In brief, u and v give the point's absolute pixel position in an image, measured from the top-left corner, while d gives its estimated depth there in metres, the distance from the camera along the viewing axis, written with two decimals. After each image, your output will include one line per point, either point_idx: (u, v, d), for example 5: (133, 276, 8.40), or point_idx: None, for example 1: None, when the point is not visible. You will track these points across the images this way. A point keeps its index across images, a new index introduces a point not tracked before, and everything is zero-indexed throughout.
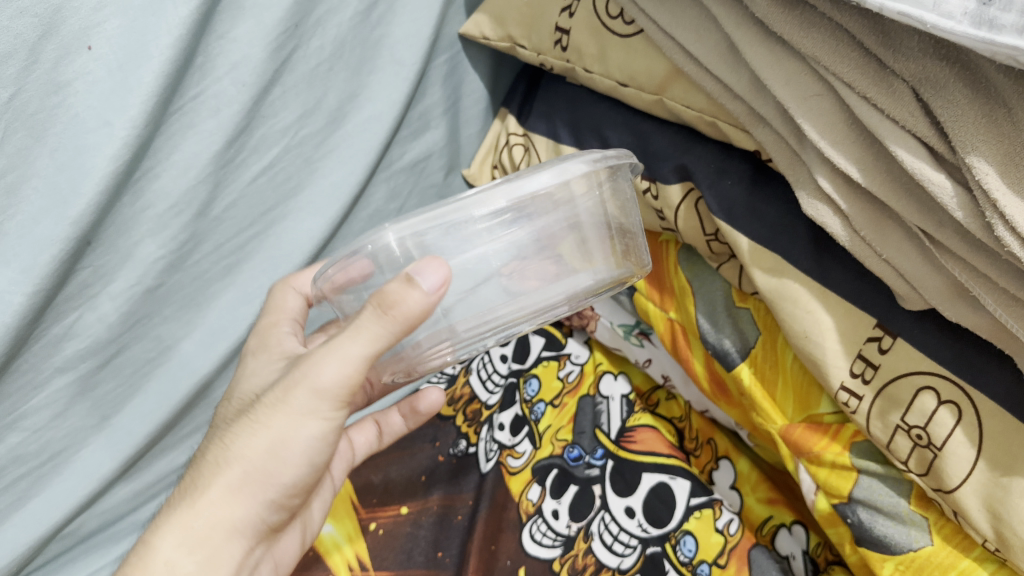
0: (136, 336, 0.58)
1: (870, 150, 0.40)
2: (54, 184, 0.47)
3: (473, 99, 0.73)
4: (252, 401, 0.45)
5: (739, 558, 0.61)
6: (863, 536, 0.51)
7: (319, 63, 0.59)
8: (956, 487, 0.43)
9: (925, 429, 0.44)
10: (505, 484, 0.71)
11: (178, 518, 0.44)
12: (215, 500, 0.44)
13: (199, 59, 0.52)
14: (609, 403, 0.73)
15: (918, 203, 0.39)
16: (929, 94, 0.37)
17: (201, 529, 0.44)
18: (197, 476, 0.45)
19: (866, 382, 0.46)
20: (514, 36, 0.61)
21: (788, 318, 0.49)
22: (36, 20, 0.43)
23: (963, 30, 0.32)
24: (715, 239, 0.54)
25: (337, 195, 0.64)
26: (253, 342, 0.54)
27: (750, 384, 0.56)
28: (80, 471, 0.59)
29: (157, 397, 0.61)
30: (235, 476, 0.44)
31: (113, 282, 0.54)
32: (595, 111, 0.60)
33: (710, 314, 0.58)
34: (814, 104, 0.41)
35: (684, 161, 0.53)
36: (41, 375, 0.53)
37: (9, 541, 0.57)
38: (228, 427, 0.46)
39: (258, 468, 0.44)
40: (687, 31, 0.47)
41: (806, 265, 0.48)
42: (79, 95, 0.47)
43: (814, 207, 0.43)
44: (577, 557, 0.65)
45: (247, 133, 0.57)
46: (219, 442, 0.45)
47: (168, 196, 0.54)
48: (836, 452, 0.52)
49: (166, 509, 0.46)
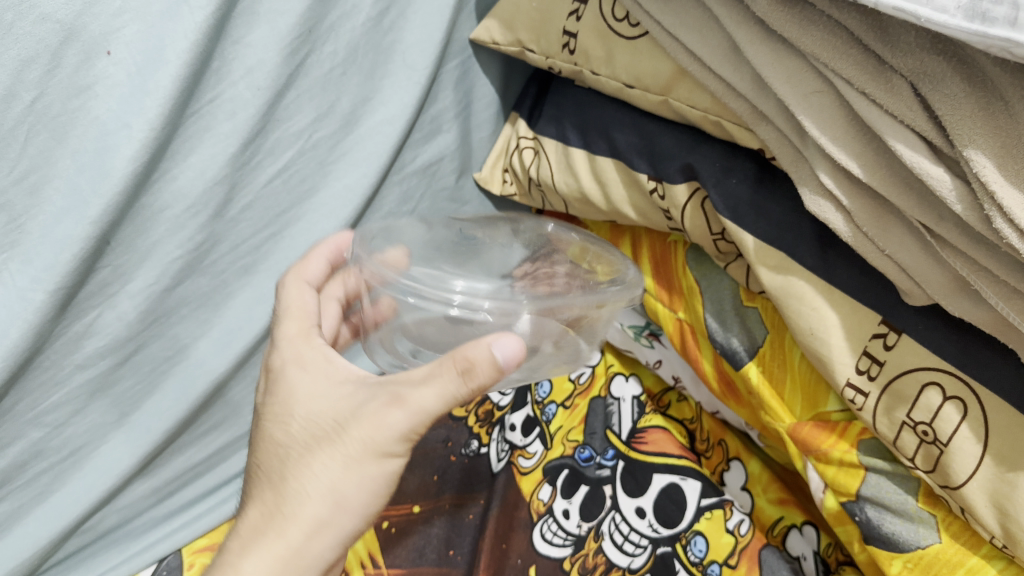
0: (154, 336, 0.59)
1: (871, 145, 0.40)
2: (75, 185, 0.49)
3: (484, 104, 0.74)
4: (329, 428, 0.46)
5: (750, 558, 0.61)
6: (871, 534, 0.51)
7: (333, 67, 0.60)
8: (963, 483, 0.43)
9: (931, 425, 0.44)
10: (516, 484, 0.71)
11: (269, 546, 0.44)
12: (305, 528, 0.45)
13: (215, 63, 0.53)
14: (620, 404, 0.74)
15: (919, 198, 0.39)
16: (927, 89, 0.37)
17: (296, 558, 0.44)
18: (279, 502, 0.45)
19: (871, 379, 0.47)
20: (523, 40, 0.62)
21: (794, 315, 0.49)
22: (58, 26, 0.44)
23: (957, 24, 0.33)
24: (722, 238, 0.55)
25: (350, 197, 0.65)
26: (289, 356, 0.50)
27: (758, 383, 0.56)
28: (99, 467, 0.61)
29: (174, 395, 0.63)
30: (325, 506, 0.45)
31: (131, 282, 0.55)
32: (603, 113, 0.61)
33: (719, 314, 0.59)
34: (815, 101, 0.41)
35: (690, 160, 0.54)
36: (62, 371, 0.55)
37: (30, 534, 0.59)
38: (306, 452, 0.46)
39: (346, 498, 0.45)
40: (691, 32, 0.48)
41: (811, 262, 0.48)
42: (99, 99, 0.48)
43: (817, 203, 0.43)
44: (587, 557, 0.65)
45: (263, 136, 0.58)
46: (301, 468, 0.45)
47: (185, 197, 0.55)
48: (843, 449, 0.52)
49: (247, 530, 0.46)
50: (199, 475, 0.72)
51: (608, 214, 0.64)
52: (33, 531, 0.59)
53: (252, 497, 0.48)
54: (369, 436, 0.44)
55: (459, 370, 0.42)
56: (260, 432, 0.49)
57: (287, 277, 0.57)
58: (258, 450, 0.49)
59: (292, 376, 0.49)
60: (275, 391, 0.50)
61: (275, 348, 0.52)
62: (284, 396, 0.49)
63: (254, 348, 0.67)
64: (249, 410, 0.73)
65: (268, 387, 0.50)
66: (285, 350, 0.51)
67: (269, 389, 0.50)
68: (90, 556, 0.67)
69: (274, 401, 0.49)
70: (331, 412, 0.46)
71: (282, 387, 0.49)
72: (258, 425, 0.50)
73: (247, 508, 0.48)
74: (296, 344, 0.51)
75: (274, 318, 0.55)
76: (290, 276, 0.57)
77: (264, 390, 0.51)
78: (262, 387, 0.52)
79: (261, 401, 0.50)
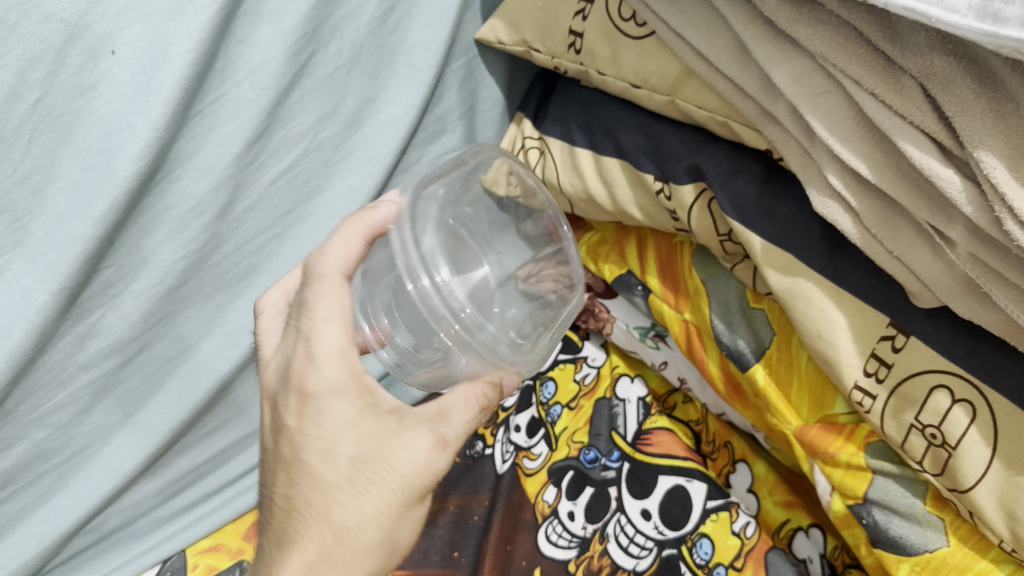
0: (157, 336, 0.59)
1: (879, 146, 0.40)
2: (79, 184, 0.49)
3: (490, 103, 0.74)
4: (387, 469, 0.41)
5: (756, 560, 0.62)
6: (878, 537, 0.50)
7: (338, 67, 0.60)
8: (971, 486, 0.43)
9: (939, 428, 0.44)
10: (521, 485, 0.71)
11: None
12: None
13: (219, 63, 0.53)
14: (625, 406, 0.73)
15: (927, 199, 0.39)
16: (936, 89, 0.37)
17: None
18: (338, 549, 0.40)
19: (879, 381, 0.46)
20: (529, 39, 0.62)
21: (801, 317, 0.49)
22: (62, 25, 0.44)
23: (968, 24, 0.32)
24: (728, 240, 0.55)
25: (355, 197, 0.65)
26: (331, 381, 0.42)
27: (764, 385, 0.56)
28: (102, 468, 0.61)
29: (178, 395, 0.62)
30: (381, 551, 0.41)
31: (135, 282, 0.55)
32: (609, 113, 0.60)
33: (725, 315, 0.58)
34: (823, 101, 0.41)
35: (696, 161, 0.53)
36: (66, 372, 0.55)
37: (34, 534, 0.59)
38: (363, 493, 0.40)
39: (396, 543, 0.42)
40: (698, 32, 0.47)
41: (819, 264, 0.48)
42: (103, 99, 0.48)
43: (825, 204, 0.43)
44: (592, 558, 0.65)
45: (267, 136, 0.58)
46: (360, 513, 0.40)
47: (189, 197, 0.55)
48: (851, 453, 0.51)
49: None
50: (203, 475, 0.72)
51: (614, 215, 0.63)
52: (37, 531, 0.59)
53: (290, 545, 0.41)
54: (421, 480, 0.41)
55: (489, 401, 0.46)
56: (294, 465, 0.42)
57: (319, 266, 0.45)
58: (292, 485, 0.43)
59: (337, 404, 0.42)
60: (317, 422, 0.42)
61: (311, 368, 0.42)
62: (328, 430, 0.42)
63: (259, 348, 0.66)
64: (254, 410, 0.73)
65: (305, 412, 0.42)
66: (328, 371, 0.42)
67: (308, 416, 0.42)
68: (94, 556, 0.67)
69: (313, 433, 0.42)
70: (389, 451, 0.41)
71: (326, 419, 0.42)
72: (291, 459, 0.43)
73: (279, 556, 0.41)
74: (338, 363, 0.42)
75: (298, 312, 0.45)
76: (332, 270, 0.45)
77: (293, 414, 0.43)
78: (291, 407, 0.43)
79: (296, 428, 0.43)
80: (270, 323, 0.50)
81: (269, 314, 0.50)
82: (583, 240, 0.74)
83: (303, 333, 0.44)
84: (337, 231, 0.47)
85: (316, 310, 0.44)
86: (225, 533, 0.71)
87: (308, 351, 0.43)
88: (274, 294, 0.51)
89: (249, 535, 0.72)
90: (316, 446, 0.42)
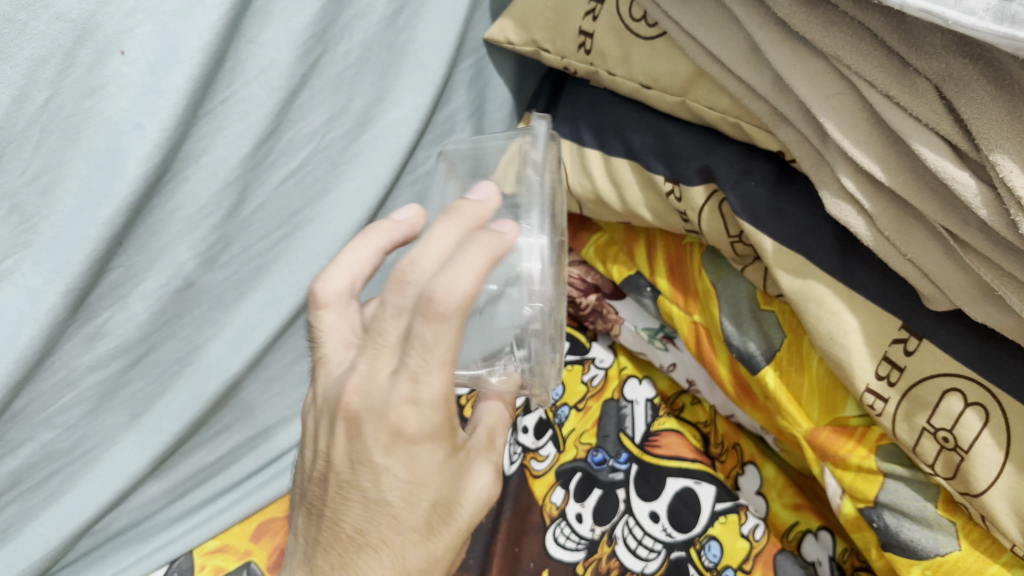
0: (165, 337, 0.59)
1: (893, 148, 0.40)
2: (88, 185, 0.48)
3: (498, 103, 0.74)
4: (456, 510, 0.42)
5: (765, 563, 0.61)
6: (889, 540, 0.50)
7: (346, 67, 0.60)
8: (984, 490, 0.42)
9: (951, 432, 0.44)
10: (529, 487, 0.70)
11: None
12: None
13: (228, 63, 0.53)
14: (633, 407, 0.73)
15: (941, 202, 0.38)
16: (952, 92, 0.36)
17: None
18: None
19: (891, 384, 0.46)
20: (538, 39, 0.62)
21: (813, 319, 0.48)
22: (72, 25, 0.44)
23: (985, 26, 0.32)
24: (739, 241, 0.54)
25: (363, 198, 0.65)
26: (427, 431, 0.37)
27: (775, 386, 0.55)
28: (109, 468, 0.61)
29: (185, 396, 0.62)
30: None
31: (143, 282, 0.55)
32: (618, 113, 0.60)
33: (735, 317, 0.58)
34: (837, 103, 0.41)
35: (707, 162, 0.53)
36: (74, 372, 0.55)
37: (41, 535, 0.59)
38: (431, 533, 0.41)
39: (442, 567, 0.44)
40: (710, 32, 0.47)
41: (830, 266, 0.47)
42: (112, 99, 0.48)
43: (839, 206, 0.43)
44: (600, 561, 0.64)
45: (275, 136, 0.58)
46: (429, 553, 0.41)
47: (198, 198, 0.55)
48: (862, 455, 0.51)
49: None
50: (211, 476, 0.72)
51: (624, 216, 0.63)
52: (44, 532, 0.59)
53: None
54: (476, 511, 0.43)
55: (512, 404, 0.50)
56: (373, 499, 0.40)
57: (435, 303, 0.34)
58: (366, 518, 0.40)
59: (429, 449, 0.39)
60: (406, 464, 0.39)
61: (409, 419, 0.37)
62: (418, 474, 0.39)
63: (266, 349, 0.66)
64: (261, 411, 0.73)
65: (394, 450, 0.38)
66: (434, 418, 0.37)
67: (399, 456, 0.38)
68: (101, 557, 0.67)
69: (401, 474, 0.39)
70: (459, 493, 0.42)
71: (418, 464, 0.39)
72: (370, 491, 0.40)
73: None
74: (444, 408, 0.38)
75: (417, 341, 0.35)
76: (458, 311, 0.34)
77: (376, 449, 0.38)
78: (376, 441, 0.38)
79: (381, 464, 0.39)
80: (333, 317, 0.44)
81: (333, 308, 0.44)
82: (591, 241, 0.73)
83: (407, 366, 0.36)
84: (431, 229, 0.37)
85: (420, 346, 0.35)
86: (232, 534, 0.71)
87: (408, 393, 0.36)
88: (338, 281, 0.44)
89: (256, 536, 0.72)
90: (402, 488, 0.39)
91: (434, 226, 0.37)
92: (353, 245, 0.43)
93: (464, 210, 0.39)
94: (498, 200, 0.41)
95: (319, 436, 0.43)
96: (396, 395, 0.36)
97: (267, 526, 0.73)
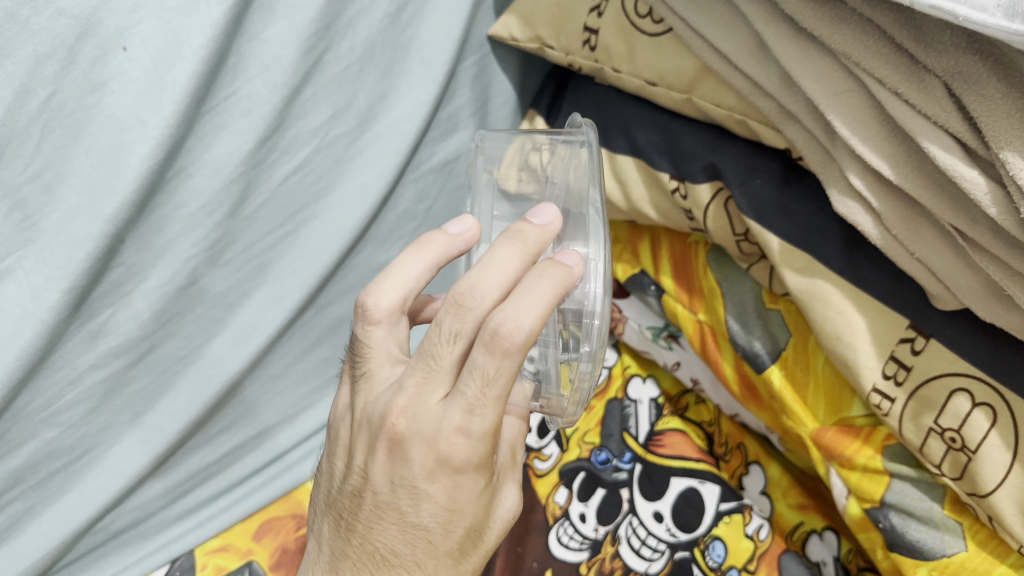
0: (167, 335, 0.59)
1: (902, 145, 0.39)
2: (90, 182, 0.48)
3: (502, 100, 0.74)
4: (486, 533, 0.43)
5: (769, 564, 0.61)
6: (895, 541, 0.50)
7: (350, 64, 0.59)
8: (992, 491, 0.42)
9: (959, 432, 0.43)
10: (531, 486, 0.69)
11: None
12: None
13: (231, 60, 0.52)
14: (637, 407, 0.73)
15: (950, 200, 0.38)
16: (962, 89, 0.36)
17: None
18: None
19: (898, 384, 0.45)
20: (543, 36, 0.61)
21: (819, 319, 0.48)
22: (74, 21, 0.44)
23: (996, 23, 0.32)
24: (745, 239, 0.54)
25: (366, 195, 0.64)
26: (473, 459, 0.38)
27: (781, 386, 0.55)
28: (111, 468, 0.61)
29: (188, 395, 0.62)
30: None
31: (145, 280, 0.55)
32: (623, 111, 0.60)
33: (740, 316, 0.58)
34: (845, 100, 0.40)
35: (713, 160, 0.53)
36: (75, 370, 0.55)
37: (43, 534, 0.59)
38: (461, 556, 0.42)
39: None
40: (716, 28, 0.47)
41: (837, 265, 0.47)
42: (115, 96, 0.47)
43: (846, 205, 0.42)
44: (604, 561, 0.64)
45: (278, 134, 0.57)
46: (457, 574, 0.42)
47: (201, 195, 0.55)
48: (868, 455, 0.51)
49: None
50: (213, 474, 0.72)
51: (629, 214, 0.63)
52: (46, 531, 0.59)
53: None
54: (502, 531, 0.44)
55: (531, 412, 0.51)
56: (412, 522, 0.40)
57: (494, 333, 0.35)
58: (402, 540, 0.41)
59: (473, 478, 0.39)
60: (449, 492, 0.39)
61: (459, 445, 0.37)
62: (459, 501, 0.39)
63: (269, 347, 0.66)
64: (263, 409, 0.72)
65: (438, 477, 0.39)
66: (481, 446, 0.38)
67: (442, 482, 0.39)
68: (104, 556, 0.67)
69: (441, 500, 0.39)
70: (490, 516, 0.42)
71: (460, 492, 0.39)
72: (409, 514, 0.40)
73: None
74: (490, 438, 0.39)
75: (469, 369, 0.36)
76: (521, 347, 0.35)
77: (419, 474, 0.39)
78: (420, 465, 0.38)
79: (421, 487, 0.39)
80: (382, 333, 0.42)
81: (384, 324, 0.42)
82: None
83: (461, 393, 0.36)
84: (494, 250, 0.38)
85: (480, 378, 0.36)
86: (234, 533, 0.71)
87: (460, 423, 0.37)
88: (390, 296, 0.42)
89: (258, 535, 0.72)
90: (442, 512, 0.39)
91: (496, 249, 0.38)
92: (409, 259, 0.41)
93: (528, 235, 0.39)
94: (560, 223, 0.41)
95: (357, 450, 0.42)
96: (447, 424, 0.37)
97: (269, 525, 0.72)
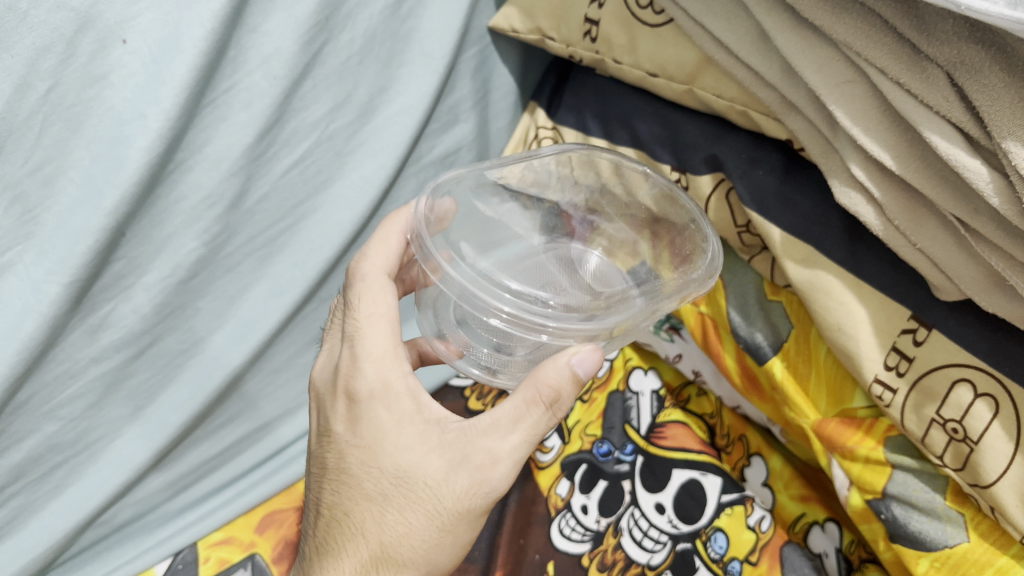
0: (169, 329, 0.59)
1: (904, 136, 0.39)
2: (90, 175, 0.48)
3: (502, 93, 0.73)
4: (423, 487, 0.43)
5: (771, 556, 0.61)
6: (896, 532, 0.49)
7: (350, 56, 0.59)
8: (994, 482, 0.41)
9: (961, 423, 0.43)
10: (534, 477, 0.70)
11: None
12: None
13: (231, 52, 0.52)
14: (639, 399, 0.73)
15: (953, 190, 0.38)
16: (964, 78, 0.35)
17: None
18: (377, 565, 0.44)
19: (900, 374, 0.45)
20: (543, 27, 0.61)
21: (821, 309, 0.47)
22: (72, 14, 0.44)
23: (999, 11, 0.32)
24: (745, 231, 0.54)
25: (367, 188, 0.64)
26: (367, 389, 0.45)
27: (782, 378, 0.55)
28: (113, 460, 0.61)
29: (189, 388, 0.62)
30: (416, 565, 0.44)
31: (146, 274, 0.55)
32: (624, 102, 0.60)
33: (742, 308, 0.58)
34: (847, 90, 0.40)
35: (715, 151, 0.53)
36: (78, 364, 0.55)
37: (47, 527, 0.59)
38: (398, 509, 0.43)
39: (433, 556, 0.44)
40: (718, 19, 0.47)
41: (839, 256, 0.47)
42: (114, 89, 0.47)
43: (848, 195, 0.42)
44: (606, 552, 0.64)
45: (279, 126, 0.57)
46: (397, 530, 0.43)
47: (201, 188, 0.55)
48: (870, 447, 0.51)
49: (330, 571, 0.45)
50: (214, 467, 0.73)
51: None
52: (48, 524, 0.59)
53: (337, 552, 0.45)
54: (460, 494, 0.43)
55: (547, 403, 0.43)
56: (340, 469, 0.45)
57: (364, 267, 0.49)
58: (338, 492, 0.46)
59: (371, 412, 0.44)
60: (356, 429, 0.45)
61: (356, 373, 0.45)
62: (367, 438, 0.44)
63: (270, 341, 0.66)
64: (264, 403, 0.73)
65: (350, 416, 0.45)
66: (370, 371, 0.45)
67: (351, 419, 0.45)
68: (106, 550, 0.68)
69: (353, 440, 0.45)
70: (424, 468, 0.43)
71: (364, 427, 0.44)
72: (338, 464, 0.46)
73: (327, 561, 0.45)
74: (380, 362, 0.45)
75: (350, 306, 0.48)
76: (372, 270, 0.49)
77: (341, 418, 0.46)
78: (340, 412, 0.46)
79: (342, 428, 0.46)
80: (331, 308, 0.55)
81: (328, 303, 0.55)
82: None
83: (348, 334, 0.47)
84: (376, 233, 0.52)
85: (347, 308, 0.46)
86: (235, 526, 0.71)
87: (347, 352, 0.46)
88: None
89: (260, 528, 0.71)
90: (357, 450, 0.44)
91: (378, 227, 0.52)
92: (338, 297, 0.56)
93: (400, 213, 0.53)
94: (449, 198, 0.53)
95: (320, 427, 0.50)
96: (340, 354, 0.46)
97: (270, 517, 0.72)
